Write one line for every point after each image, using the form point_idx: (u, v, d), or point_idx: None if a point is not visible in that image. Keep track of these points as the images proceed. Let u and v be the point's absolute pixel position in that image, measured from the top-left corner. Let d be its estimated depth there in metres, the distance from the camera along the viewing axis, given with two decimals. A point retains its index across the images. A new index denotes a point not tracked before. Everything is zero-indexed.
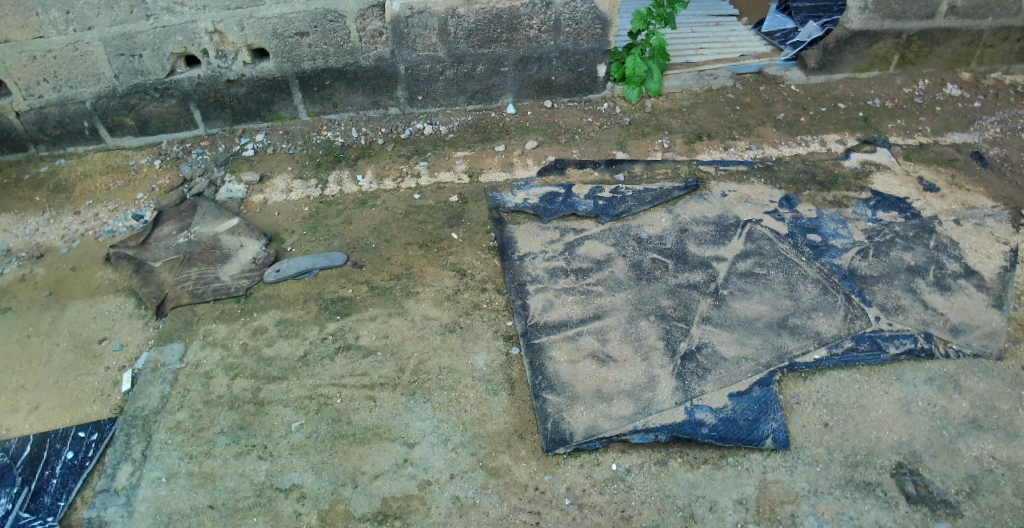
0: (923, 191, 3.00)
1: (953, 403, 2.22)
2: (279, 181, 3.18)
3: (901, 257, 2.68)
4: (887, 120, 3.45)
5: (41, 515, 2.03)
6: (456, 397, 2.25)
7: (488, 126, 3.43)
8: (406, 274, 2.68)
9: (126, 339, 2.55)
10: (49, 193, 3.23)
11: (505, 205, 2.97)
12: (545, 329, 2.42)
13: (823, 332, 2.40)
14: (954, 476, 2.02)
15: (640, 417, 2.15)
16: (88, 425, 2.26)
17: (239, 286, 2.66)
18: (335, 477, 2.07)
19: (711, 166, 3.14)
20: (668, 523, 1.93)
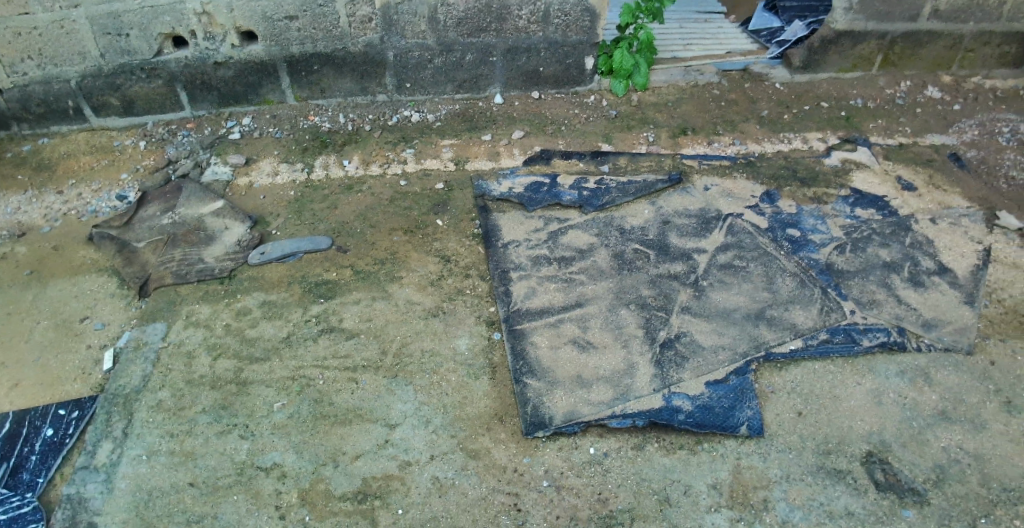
0: (902, 190, 3.07)
1: (923, 395, 2.28)
2: (265, 164, 3.18)
3: (877, 253, 2.74)
4: (868, 120, 3.51)
5: (20, 491, 2.03)
6: (437, 380, 2.28)
7: (475, 115, 3.44)
8: (391, 260, 2.70)
9: (108, 318, 2.54)
10: (31, 172, 3.20)
11: (490, 193, 2.99)
12: (528, 316, 2.46)
13: (799, 324, 2.46)
14: (921, 465, 2.08)
15: (618, 403, 2.19)
16: (68, 403, 2.26)
17: (223, 267, 2.66)
18: (316, 456, 2.08)
19: (695, 160, 3.18)
20: (643, 505, 1.97)
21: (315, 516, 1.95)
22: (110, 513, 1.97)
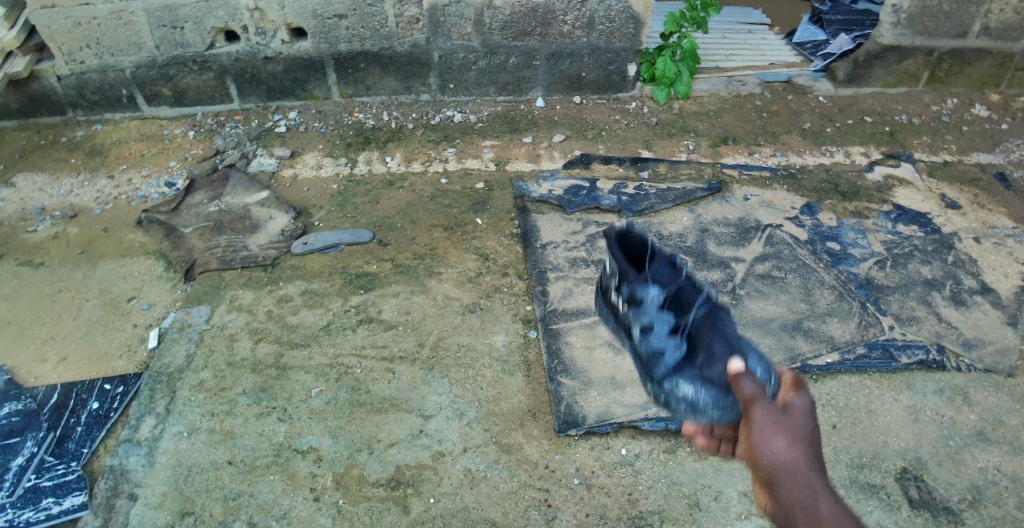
0: (945, 208, 3.02)
1: (962, 415, 2.24)
2: (310, 157, 3.25)
3: (918, 269, 2.71)
4: (913, 136, 3.46)
5: (65, 460, 2.12)
6: (473, 375, 2.31)
7: (517, 117, 3.48)
8: (430, 255, 2.74)
9: (154, 299, 2.63)
10: (84, 156, 3.32)
11: (529, 194, 3.02)
12: (564, 316, 2.48)
13: (836, 337, 2.44)
14: (957, 485, 2.05)
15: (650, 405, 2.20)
16: (114, 378, 2.35)
17: (267, 256, 2.73)
18: (351, 443, 2.13)
19: (735, 170, 3.17)
20: (673, 508, 1.97)
21: (349, 499, 1.99)
22: (151, 486, 2.04)
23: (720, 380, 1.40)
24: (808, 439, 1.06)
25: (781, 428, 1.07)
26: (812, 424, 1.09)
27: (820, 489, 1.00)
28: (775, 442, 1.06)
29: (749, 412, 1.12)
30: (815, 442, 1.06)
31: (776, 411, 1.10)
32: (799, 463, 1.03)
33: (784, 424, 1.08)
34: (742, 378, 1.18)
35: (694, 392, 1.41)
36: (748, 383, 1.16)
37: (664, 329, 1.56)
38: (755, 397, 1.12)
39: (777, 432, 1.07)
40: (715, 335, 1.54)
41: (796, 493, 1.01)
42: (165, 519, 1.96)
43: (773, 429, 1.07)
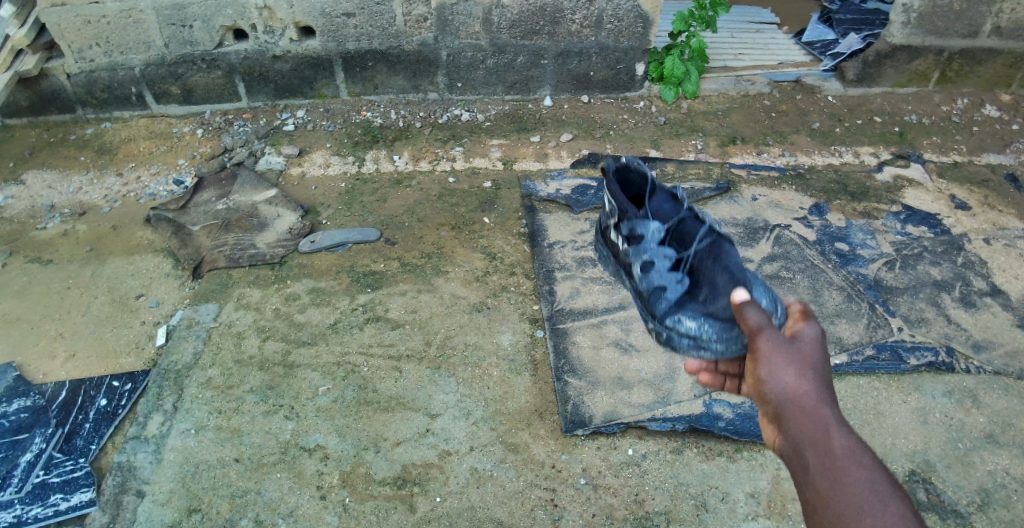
0: (955, 209, 3.00)
1: (971, 417, 2.23)
2: (318, 156, 3.26)
3: (927, 271, 2.69)
4: (922, 136, 3.44)
5: (73, 456, 2.13)
6: (479, 374, 2.31)
7: (524, 117, 3.48)
8: (437, 254, 2.74)
9: (162, 297, 2.64)
10: (93, 154, 3.34)
11: (537, 193, 3.02)
12: (571, 315, 2.47)
13: (844, 338, 2.43)
14: (966, 488, 2.04)
15: (657, 406, 2.20)
16: (122, 375, 2.36)
17: (275, 253, 2.74)
18: (358, 441, 2.13)
19: (743, 170, 3.16)
20: (680, 509, 1.97)
21: (355, 498, 1.99)
22: (158, 482, 2.04)
23: (721, 315, 1.60)
24: (814, 372, 1.20)
25: (789, 363, 1.22)
26: (817, 357, 1.24)
27: (828, 419, 1.14)
28: (782, 367, 1.22)
29: (756, 342, 1.27)
30: (822, 378, 1.20)
31: (781, 344, 1.25)
32: (808, 397, 1.17)
33: (792, 359, 1.23)
34: (747, 308, 1.32)
35: (696, 325, 1.64)
36: (753, 314, 1.30)
37: (665, 267, 1.79)
38: (761, 327, 1.27)
39: (785, 365, 1.22)
40: (715, 267, 1.71)
41: (805, 425, 1.15)
42: (171, 516, 1.97)
43: (782, 362, 1.22)
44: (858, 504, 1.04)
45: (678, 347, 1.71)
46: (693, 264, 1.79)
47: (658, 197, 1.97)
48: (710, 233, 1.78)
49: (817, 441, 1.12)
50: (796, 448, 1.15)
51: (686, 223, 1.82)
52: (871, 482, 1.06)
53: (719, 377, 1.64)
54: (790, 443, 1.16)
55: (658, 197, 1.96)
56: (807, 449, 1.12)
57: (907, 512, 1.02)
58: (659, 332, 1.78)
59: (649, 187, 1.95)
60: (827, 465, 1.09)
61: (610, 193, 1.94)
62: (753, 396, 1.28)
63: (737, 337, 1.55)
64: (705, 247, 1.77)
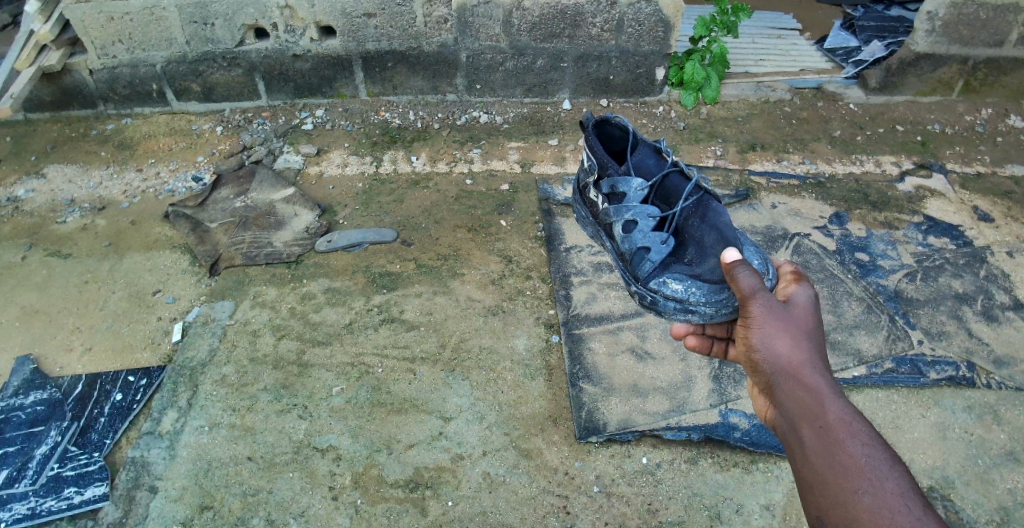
0: (978, 221, 2.95)
1: (992, 434, 2.19)
2: (336, 155, 3.27)
3: (949, 283, 2.65)
4: (946, 146, 3.38)
5: (88, 450, 2.16)
6: (494, 378, 2.30)
7: (543, 120, 3.46)
8: (453, 256, 2.73)
9: (179, 293, 2.66)
10: (113, 149, 3.37)
11: (554, 197, 3.00)
12: (587, 321, 2.46)
13: (863, 351, 2.39)
14: (985, 506, 2.00)
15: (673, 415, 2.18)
16: (137, 371, 2.38)
17: (291, 252, 2.75)
18: (370, 442, 2.13)
19: (763, 177, 3.13)
20: (693, 520, 1.95)
21: (367, 499, 2.00)
22: (171, 479, 2.06)
23: (705, 277, 1.79)
24: (804, 342, 1.40)
25: (783, 333, 1.42)
26: (806, 326, 1.45)
27: (819, 389, 1.33)
28: (776, 335, 1.42)
29: (749, 309, 1.46)
30: (814, 351, 1.40)
31: (773, 312, 1.45)
32: (800, 367, 1.37)
33: (785, 329, 1.43)
34: (739, 272, 1.51)
35: (682, 288, 1.82)
36: (746, 278, 1.48)
37: (649, 227, 1.94)
38: (755, 293, 1.45)
39: (780, 336, 1.42)
40: (701, 227, 1.89)
41: (799, 395, 1.34)
42: (184, 513, 1.98)
43: (776, 333, 1.42)
44: (850, 471, 1.21)
45: (664, 311, 1.87)
46: (678, 223, 1.95)
47: (640, 154, 2.08)
48: (695, 192, 1.95)
49: (812, 411, 1.31)
50: (791, 416, 1.35)
51: (671, 183, 1.98)
52: (864, 449, 1.23)
53: (707, 341, 1.80)
54: (786, 411, 1.36)
55: (641, 153, 2.07)
56: (803, 419, 1.31)
57: (902, 479, 1.18)
58: (643, 295, 1.94)
59: (630, 143, 2.08)
60: (821, 432, 1.28)
61: (592, 153, 2.13)
62: (746, 362, 1.48)
63: (723, 300, 1.73)
64: (690, 205, 1.93)
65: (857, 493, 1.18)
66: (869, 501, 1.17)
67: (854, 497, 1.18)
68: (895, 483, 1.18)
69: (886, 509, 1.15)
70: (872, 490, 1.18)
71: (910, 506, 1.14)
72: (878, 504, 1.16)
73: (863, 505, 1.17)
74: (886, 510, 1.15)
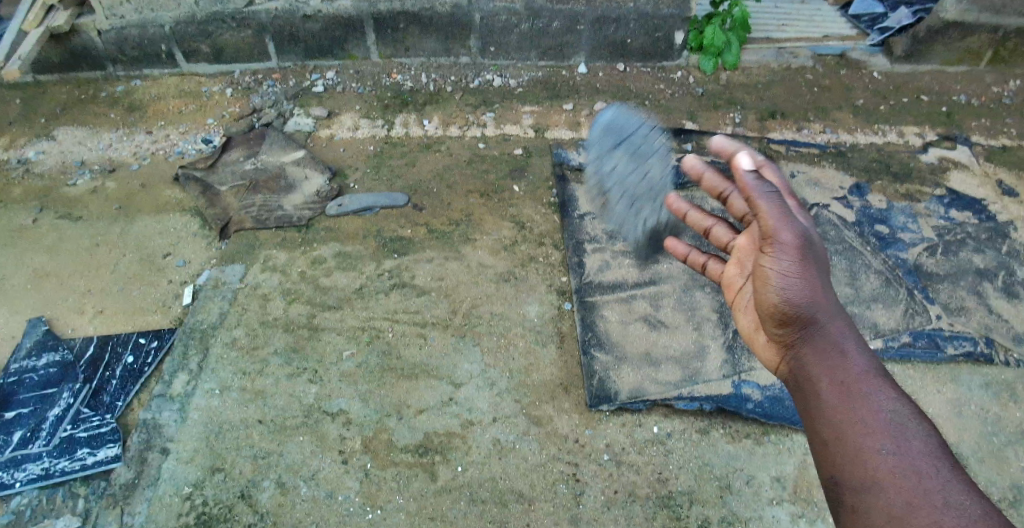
0: (1002, 195, 2.88)
1: (1008, 411, 2.16)
2: (347, 118, 3.22)
3: (970, 258, 2.59)
4: (971, 118, 3.28)
5: (100, 412, 2.17)
6: (505, 344, 2.29)
7: (558, 84, 3.39)
8: (465, 221, 2.70)
9: (189, 256, 2.65)
10: (123, 111, 3.34)
11: (569, 162, 2.95)
12: (599, 289, 2.43)
13: (880, 324, 2.36)
14: (999, 484, 1.99)
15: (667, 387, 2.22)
16: (149, 333, 2.38)
17: (302, 216, 2.72)
18: (380, 407, 2.14)
19: (782, 145, 3.06)
20: (703, 490, 1.95)
21: (377, 463, 2.01)
22: (183, 441, 2.08)
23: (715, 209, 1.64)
24: (825, 291, 1.35)
25: (806, 277, 1.34)
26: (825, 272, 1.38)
27: (843, 345, 1.31)
28: (797, 278, 1.34)
29: (773, 246, 1.35)
30: (831, 293, 1.37)
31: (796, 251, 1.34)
32: (824, 319, 1.34)
33: (808, 273, 1.34)
34: (760, 198, 1.36)
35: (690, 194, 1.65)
36: (769, 208, 1.35)
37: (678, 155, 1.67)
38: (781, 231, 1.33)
39: (801, 279, 1.34)
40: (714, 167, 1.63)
41: (823, 350, 1.31)
42: (195, 475, 2.00)
43: (800, 277, 1.34)
44: (872, 427, 1.16)
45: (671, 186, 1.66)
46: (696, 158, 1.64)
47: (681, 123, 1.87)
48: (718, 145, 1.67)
49: (834, 367, 1.29)
50: (807, 361, 1.33)
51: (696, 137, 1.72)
52: (888, 404, 1.19)
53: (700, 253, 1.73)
54: (801, 356, 1.35)
55: None
56: (824, 373, 1.29)
57: (927, 435, 1.13)
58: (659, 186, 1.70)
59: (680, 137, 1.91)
60: (842, 387, 1.25)
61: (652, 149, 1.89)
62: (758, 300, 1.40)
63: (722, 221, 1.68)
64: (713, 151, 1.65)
65: (878, 453, 1.13)
66: (891, 460, 1.11)
67: (876, 457, 1.13)
68: (922, 443, 1.12)
69: (910, 470, 1.09)
70: (896, 449, 1.12)
71: (940, 470, 1.08)
72: (901, 464, 1.10)
73: (885, 466, 1.11)
74: (910, 471, 1.09)
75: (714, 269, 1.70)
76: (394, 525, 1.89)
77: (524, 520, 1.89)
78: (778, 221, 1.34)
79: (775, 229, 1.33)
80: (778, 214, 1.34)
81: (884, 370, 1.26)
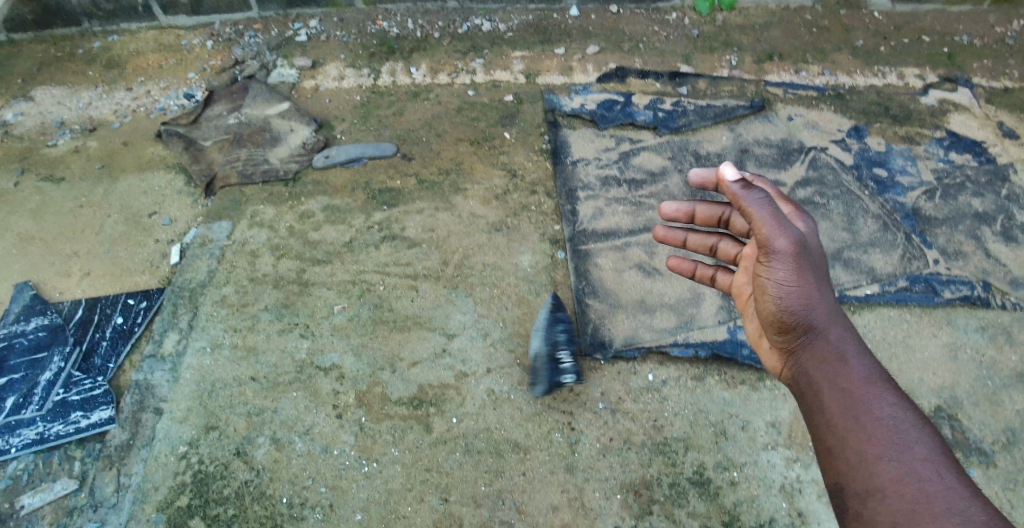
0: (1002, 137, 2.82)
1: (1003, 355, 2.15)
2: (332, 68, 3.12)
3: (969, 202, 2.55)
4: (973, 59, 3.19)
5: (92, 375, 2.14)
6: (498, 294, 2.25)
7: (549, 27, 3.26)
8: (455, 170, 2.64)
9: (175, 215, 2.59)
10: (102, 69, 3.22)
11: (561, 108, 2.87)
12: (593, 237, 2.40)
13: (877, 269, 2.33)
14: (993, 426, 1.99)
15: (553, 333, 2.11)
16: (137, 294, 2.34)
17: (288, 169, 2.65)
18: (373, 360, 2.12)
19: (779, 88, 2.98)
20: (699, 436, 1.95)
21: (371, 417, 2.00)
22: (176, 400, 2.06)
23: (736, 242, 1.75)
24: (827, 299, 1.43)
25: (805, 286, 1.41)
26: (823, 279, 1.46)
27: (845, 351, 1.37)
28: (796, 286, 1.42)
29: (773, 255, 1.43)
30: (830, 297, 1.44)
31: (795, 261, 1.42)
32: (825, 325, 1.40)
33: (807, 281, 1.41)
34: (755, 209, 1.45)
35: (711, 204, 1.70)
36: (763, 219, 1.43)
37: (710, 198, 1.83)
38: (778, 241, 1.41)
39: (801, 287, 1.42)
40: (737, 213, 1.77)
41: (826, 357, 1.37)
42: (189, 434, 1.99)
43: (798, 286, 1.42)
44: (875, 434, 1.22)
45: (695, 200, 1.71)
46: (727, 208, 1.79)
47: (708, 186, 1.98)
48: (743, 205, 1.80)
49: (836, 372, 1.34)
50: (809, 366, 1.39)
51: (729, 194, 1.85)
52: (891, 412, 1.24)
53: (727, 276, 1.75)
54: (803, 361, 1.41)
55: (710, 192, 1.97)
56: (827, 379, 1.35)
57: (929, 441, 1.19)
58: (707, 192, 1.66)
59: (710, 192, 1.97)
60: (845, 392, 1.31)
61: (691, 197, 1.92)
62: (760, 307, 1.49)
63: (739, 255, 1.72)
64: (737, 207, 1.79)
65: (882, 460, 1.18)
66: (894, 466, 1.17)
67: (880, 465, 1.18)
68: (925, 449, 1.18)
69: (912, 476, 1.15)
70: (898, 457, 1.18)
71: (943, 475, 1.14)
72: (905, 472, 1.15)
73: (888, 473, 1.17)
74: (914, 478, 1.14)
75: (723, 280, 1.77)
76: (389, 477, 1.90)
77: (520, 469, 1.90)
78: (772, 230, 1.42)
79: (770, 238, 1.41)
80: (772, 221, 1.42)
81: (886, 375, 1.32)
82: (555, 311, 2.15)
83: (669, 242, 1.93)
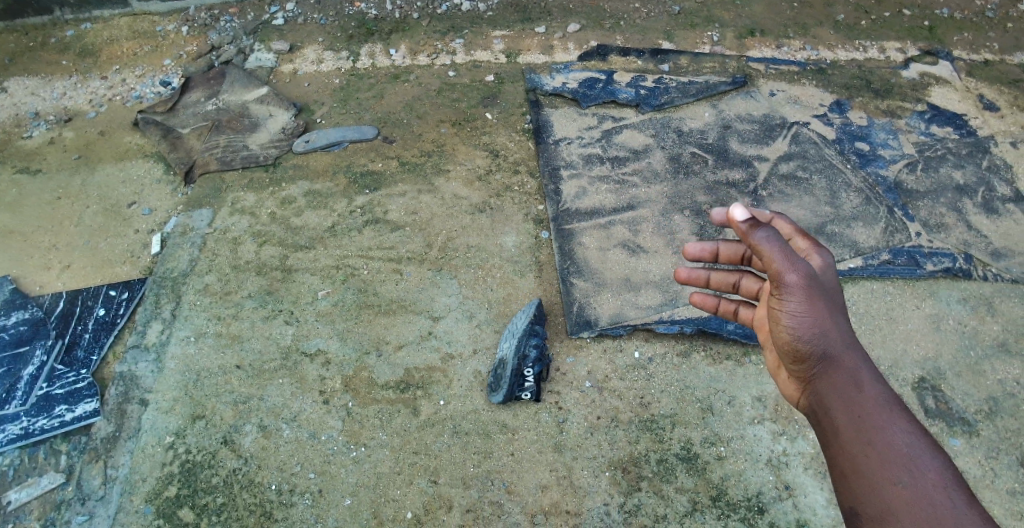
0: (983, 109, 2.83)
1: (985, 325, 2.17)
2: (310, 51, 3.07)
3: (950, 174, 2.57)
4: (954, 32, 3.20)
5: (75, 368, 2.11)
6: (482, 276, 2.25)
7: (529, 6, 3.22)
8: (437, 152, 2.62)
9: (155, 204, 2.55)
10: (75, 58, 3.15)
11: (543, 87, 2.85)
12: (577, 216, 2.39)
13: (860, 243, 2.34)
14: (975, 396, 2.02)
15: (525, 345, 2.00)
16: (118, 285, 2.30)
17: (268, 155, 2.62)
18: (359, 345, 2.11)
19: (761, 63, 2.97)
20: (686, 412, 1.96)
21: (359, 402, 1.99)
22: (161, 391, 2.04)
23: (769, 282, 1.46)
24: (842, 327, 1.26)
25: (819, 313, 1.25)
26: (838, 306, 1.29)
27: (862, 381, 1.21)
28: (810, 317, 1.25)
29: (783, 287, 1.26)
30: (846, 325, 1.27)
31: (808, 292, 1.25)
32: (840, 354, 1.24)
33: (820, 308, 1.25)
34: (764, 242, 1.28)
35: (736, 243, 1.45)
36: (774, 252, 1.26)
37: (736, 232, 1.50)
38: (788, 274, 1.25)
39: (814, 316, 1.25)
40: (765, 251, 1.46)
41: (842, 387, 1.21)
42: (176, 423, 1.97)
43: (811, 314, 1.25)
44: (887, 456, 1.09)
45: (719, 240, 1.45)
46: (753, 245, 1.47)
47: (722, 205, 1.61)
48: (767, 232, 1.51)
49: (851, 402, 1.19)
50: (825, 397, 1.22)
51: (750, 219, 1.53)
52: (906, 437, 1.11)
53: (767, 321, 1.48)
54: (819, 394, 1.24)
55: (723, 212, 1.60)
56: (842, 409, 1.19)
57: (944, 467, 1.06)
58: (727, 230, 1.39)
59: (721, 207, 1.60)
60: (859, 420, 1.16)
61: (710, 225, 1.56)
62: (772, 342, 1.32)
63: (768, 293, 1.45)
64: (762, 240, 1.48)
65: (895, 485, 1.05)
66: (907, 491, 1.04)
67: (890, 489, 1.05)
68: (937, 473, 1.05)
69: (925, 501, 1.02)
70: (912, 481, 1.05)
71: (955, 500, 1.02)
72: (917, 496, 1.03)
73: (900, 496, 1.04)
74: (927, 503, 1.02)
75: (746, 314, 1.48)
76: (378, 461, 1.89)
77: (508, 450, 1.90)
78: (782, 262, 1.25)
79: (779, 270, 1.25)
80: (781, 253, 1.26)
81: (903, 401, 1.17)
82: (533, 322, 2.04)
83: (690, 284, 1.57)
